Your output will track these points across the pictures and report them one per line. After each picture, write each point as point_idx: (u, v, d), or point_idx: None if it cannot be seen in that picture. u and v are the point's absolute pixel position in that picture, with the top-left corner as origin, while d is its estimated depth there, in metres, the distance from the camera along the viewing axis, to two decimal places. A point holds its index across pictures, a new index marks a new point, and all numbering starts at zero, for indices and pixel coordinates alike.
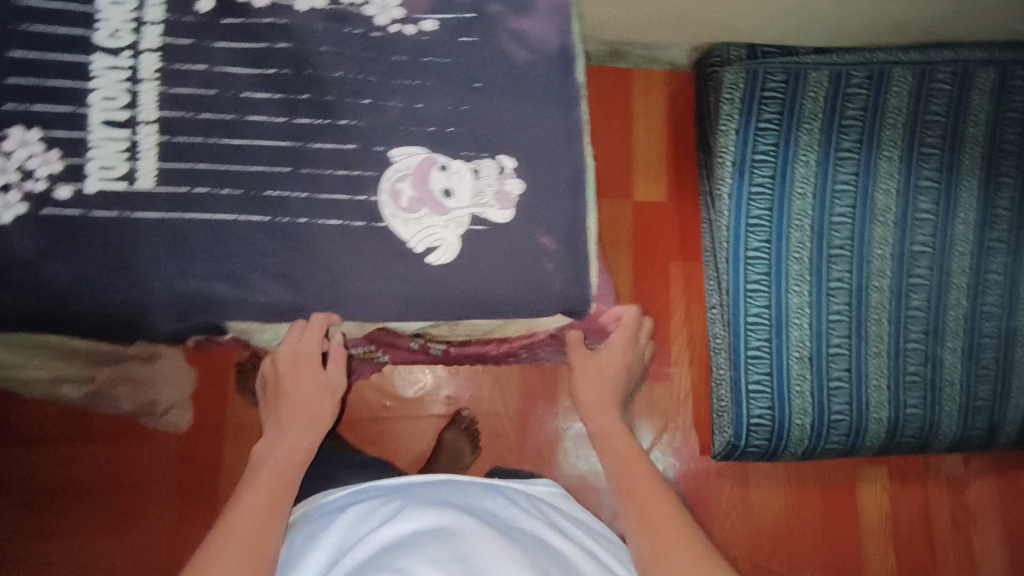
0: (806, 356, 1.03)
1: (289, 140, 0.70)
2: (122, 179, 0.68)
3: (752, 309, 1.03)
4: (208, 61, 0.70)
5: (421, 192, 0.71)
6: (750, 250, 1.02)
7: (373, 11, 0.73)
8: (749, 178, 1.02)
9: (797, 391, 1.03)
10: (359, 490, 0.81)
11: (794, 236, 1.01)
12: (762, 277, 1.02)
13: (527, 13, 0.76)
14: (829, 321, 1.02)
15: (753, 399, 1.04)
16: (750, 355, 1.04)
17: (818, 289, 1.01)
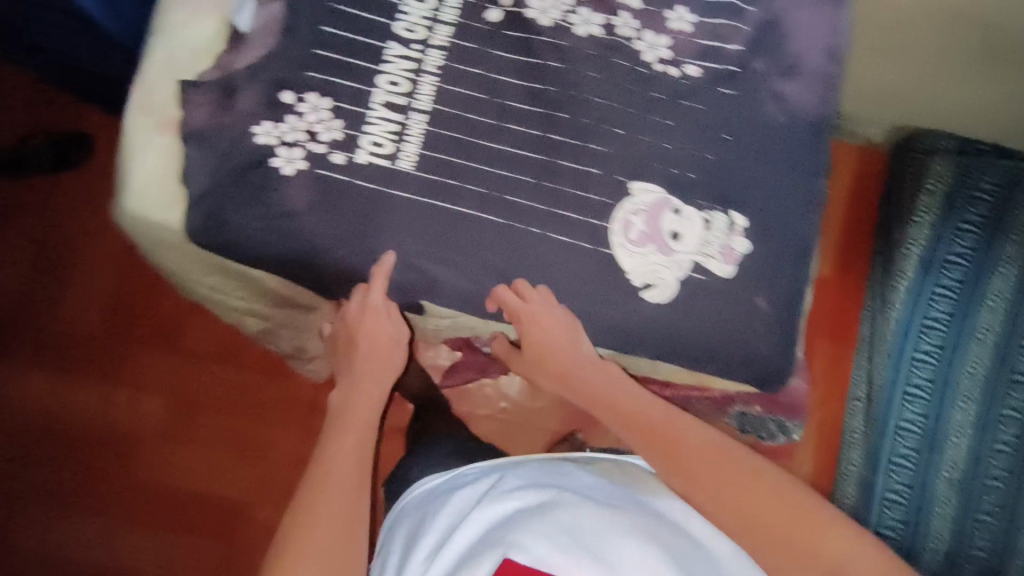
0: (956, 480, 1.12)
1: (539, 153, 0.74)
2: (387, 157, 0.74)
3: (908, 411, 1.19)
4: (485, 67, 0.75)
5: (652, 229, 0.73)
6: (918, 350, 1.19)
7: (642, 47, 0.76)
8: (935, 281, 1.19)
9: (939, 511, 1.13)
10: (454, 475, 0.81)
11: (974, 351, 1.13)
12: (926, 382, 1.17)
13: (792, 76, 0.77)
14: (992, 448, 1.10)
15: (886, 506, 1.18)
16: (894, 454, 1.19)
17: (987, 410, 1.11)
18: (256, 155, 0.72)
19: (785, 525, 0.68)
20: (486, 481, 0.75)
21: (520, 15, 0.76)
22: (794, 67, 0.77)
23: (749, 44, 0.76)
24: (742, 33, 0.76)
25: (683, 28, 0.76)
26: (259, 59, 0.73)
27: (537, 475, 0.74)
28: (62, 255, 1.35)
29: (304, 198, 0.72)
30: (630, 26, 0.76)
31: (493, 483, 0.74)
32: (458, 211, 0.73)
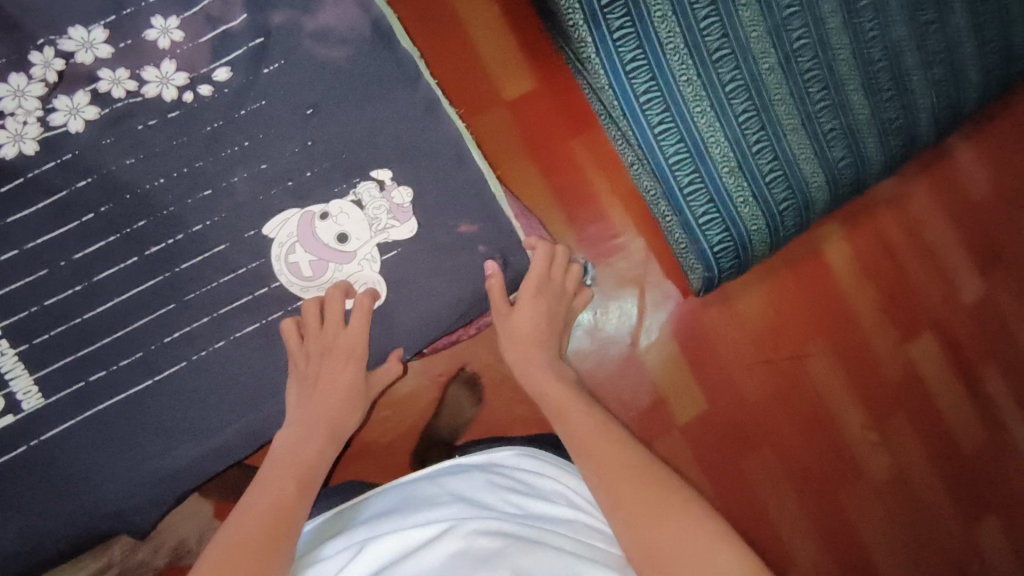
0: (796, 127, 0.93)
1: (156, 275, 0.62)
2: (7, 413, 0.59)
3: (697, 117, 0.89)
4: (13, 243, 0.59)
5: (316, 251, 0.65)
6: (666, 48, 0.87)
7: (155, 90, 0.62)
8: None
9: (773, 183, 0.93)
10: (330, 523, 0.60)
11: (700, 11, 0.87)
12: (694, 79, 0.88)
13: (317, 5, 0.65)
14: (804, 81, 0.92)
15: (737, 212, 0.93)
16: (686, 191, 0.91)
17: (751, 69, 0.90)
18: None
19: (663, 514, 0.50)
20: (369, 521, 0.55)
21: None
22: None
23: (250, 6, 0.64)
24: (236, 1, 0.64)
25: (176, 39, 0.62)
26: None
27: (407, 500, 0.58)
28: None
29: None
30: (121, 81, 0.61)
31: (379, 516, 0.57)
32: (124, 399, 0.61)
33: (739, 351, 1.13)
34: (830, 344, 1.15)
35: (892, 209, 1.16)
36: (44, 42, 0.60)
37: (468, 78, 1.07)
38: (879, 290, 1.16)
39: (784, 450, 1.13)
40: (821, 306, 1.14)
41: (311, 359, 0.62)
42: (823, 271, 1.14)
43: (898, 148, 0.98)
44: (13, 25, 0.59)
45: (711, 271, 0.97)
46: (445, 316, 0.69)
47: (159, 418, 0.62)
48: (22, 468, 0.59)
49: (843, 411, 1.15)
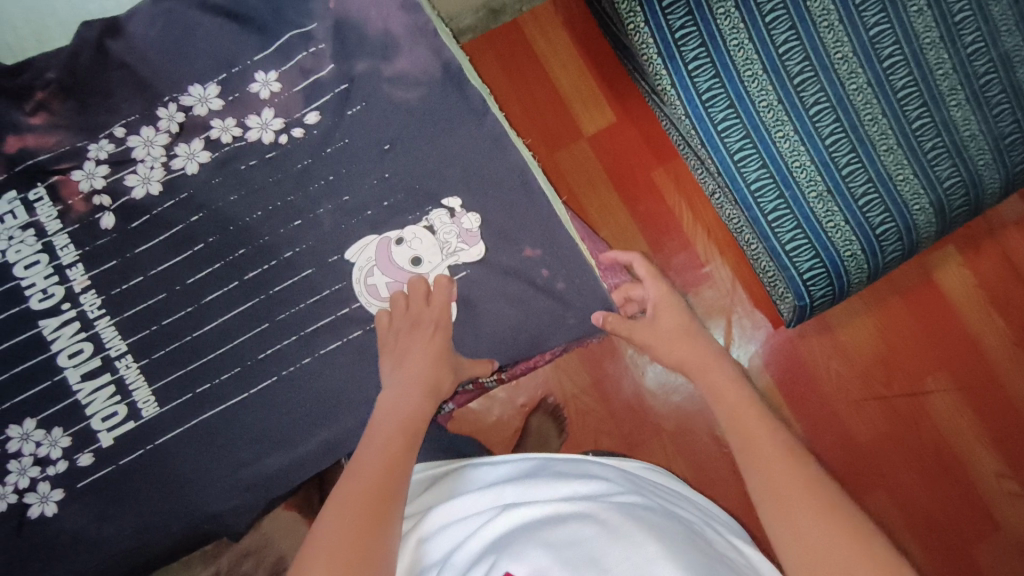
0: (893, 147, 0.89)
1: (253, 297, 0.69)
2: (128, 419, 0.67)
3: (782, 142, 0.87)
4: (140, 270, 0.68)
5: (392, 274, 0.70)
6: (745, 78, 0.86)
7: (257, 134, 0.71)
8: (709, 7, 0.85)
9: (869, 207, 0.88)
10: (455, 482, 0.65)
11: (781, 38, 0.86)
12: (776, 106, 0.87)
13: (394, 54, 0.72)
14: (899, 100, 0.88)
15: (831, 237, 0.88)
16: (772, 218, 0.88)
17: (838, 94, 0.87)
18: (9, 523, 0.65)
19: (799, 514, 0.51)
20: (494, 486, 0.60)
21: (127, 201, 0.69)
22: (389, 44, 0.72)
23: (336, 57, 0.72)
24: (325, 54, 0.72)
25: (275, 90, 0.71)
26: None
27: (529, 473, 0.62)
28: None
29: (88, 516, 0.66)
30: (229, 128, 0.70)
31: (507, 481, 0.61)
32: (222, 410, 0.68)
33: (844, 384, 1.10)
34: (948, 380, 1.09)
35: (1022, 233, 1.10)
36: (168, 99, 0.70)
37: (548, 116, 1.11)
38: (1012, 320, 1.10)
39: (899, 492, 1.08)
40: (934, 336, 1.10)
41: (399, 335, 0.66)
42: (937, 301, 1.10)
43: (1012, 164, 0.91)
44: (145, 86, 0.70)
45: (804, 299, 0.92)
46: (513, 335, 0.71)
47: (252, 427, 0.68)
48: (139, 470, 0.67)
49: (972, 454, 1.08)
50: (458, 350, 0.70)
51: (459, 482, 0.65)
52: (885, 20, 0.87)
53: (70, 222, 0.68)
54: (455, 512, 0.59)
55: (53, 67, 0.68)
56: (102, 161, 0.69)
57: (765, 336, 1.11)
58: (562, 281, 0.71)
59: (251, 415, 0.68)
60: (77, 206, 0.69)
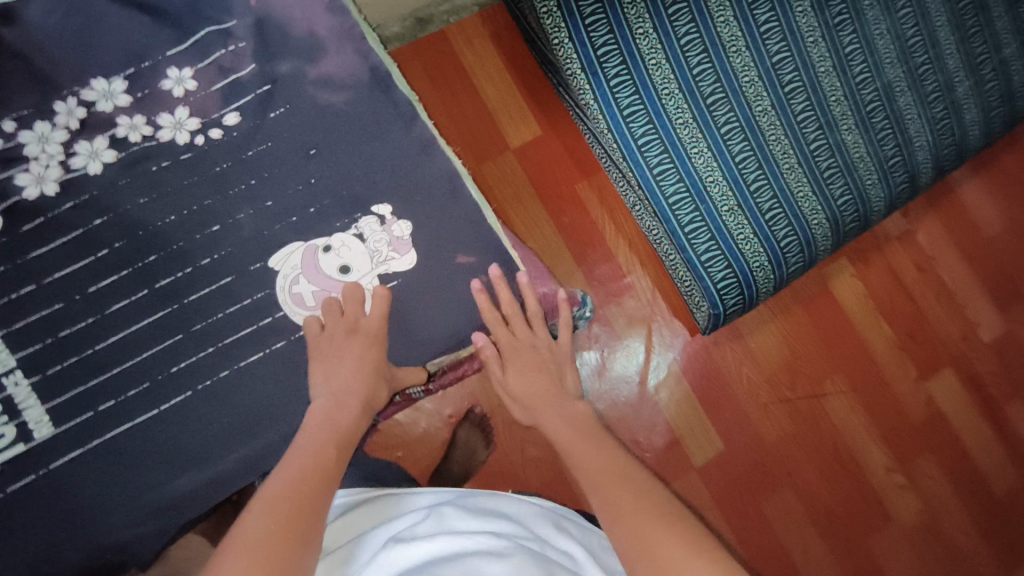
0: (794, 165, 0.95)
1: (166, 307, 0.65)
2: (17, 442, 0.61)
3: (697, 158, 0.92)
4: (34, 278, 0.62)
5: (318, 282, 0.67)
6: (662, 96, 0.90)
7: (169, 134, 0.66)
8: (630, 26, 0.88)
9: (774, 222, 0.94)
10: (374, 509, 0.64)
11: (693, 60, 0.91)
12: (691, 124, 0.91)
13: (320, 56, 0.70)
14: (798, 123, 0.95)
15: (742, 249, 0.94)
16: (689, 230, 0.92)
17: (746, 115, 0.93)
18: None
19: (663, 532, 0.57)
20: (411, 514, 0.60)
21: (19, 201, 0.63)
22: (314, 44, 0.70)
23: (258, 57, 0.69)
24: (246, 52, 0.68)
25: (190, 88, 0.67)
26: None
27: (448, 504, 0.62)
28: None
29: None
30: (138, 126, 0.66)
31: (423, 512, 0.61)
32: (129, 428, 0.63)
33: (754, 389, 1.16)
34: (843, 384, 1.18)
35: (901, 245, 1.21)
36: (70, 92, 0.65)
37: (476, 126, 1.12)
38: (895, 326, 1.20)
39: (804, 491, 1.15)
40: (830, 342, 1.18)
41: (329, 337, 0.65)
42: (833, 310, 1.19)
43: (894, 185, 1.00)
44: (42, 79, 0.64)
45: (718, 308, 0.96)
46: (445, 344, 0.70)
47: (163, 447, 0.63)
48: (31, 496, 0.60)
49: (864, 451, 1.17)
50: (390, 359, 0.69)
51: (381, 509, 0.64)
52: (785, 49, 0.94)
53: None
54: (366, 541, 0.58)
55: None
56: None
57: (682, 343, 1.15)
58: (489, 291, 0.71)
59: (161, 433, 0.63)
60: None
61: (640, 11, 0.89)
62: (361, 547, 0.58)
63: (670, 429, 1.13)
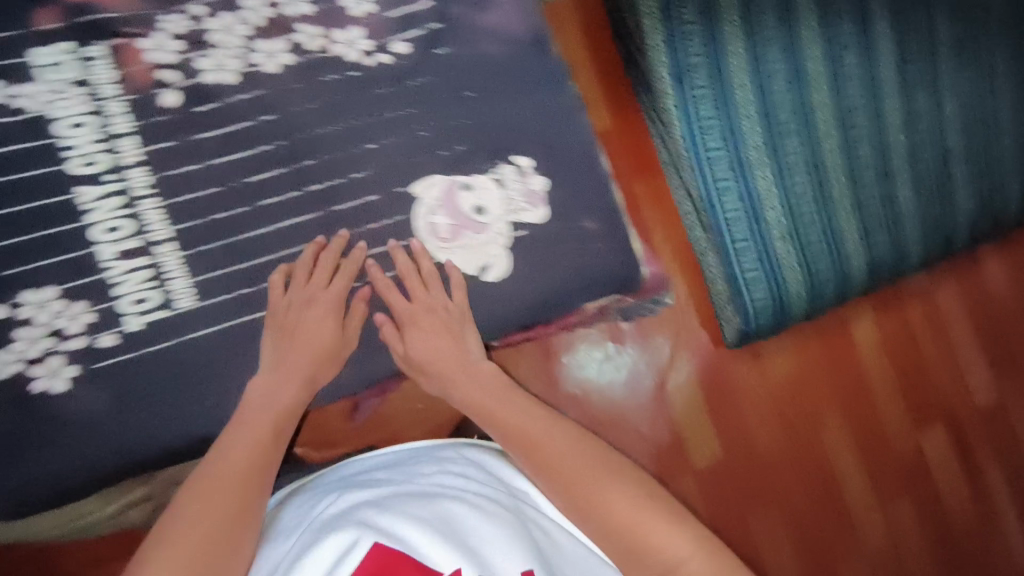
0: (847, 206, 0.99)
1: (312, 211, 0.68)
2: (162, 308, 0.64)
3: (761, 182, 0.96)
4: (200, 159, 0.66)
5: (456, 218, 0.71)
6: (739, 117, 0.95)
7: (342, 50, 0.69)
8: (720, 48, 0.94)
9: (817, 255, 0.99)
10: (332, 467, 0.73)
11: (774, 89, 0.95)
12: (760, 149, 0.95)
13: (490, 5, 0.73)
14: (859, 168, 0.99)
15: (782, 275, 0.98)
16: (737, 247, 0.97)
17: (812, 150, 0.97)
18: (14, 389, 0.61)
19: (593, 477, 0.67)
20: (366, 471, 0.70)
21: (197, 83, 0.66)
22: None
23: None
24: None
25: (368, 10, 0.70)
26: None
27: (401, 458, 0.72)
28: None
29: (101, 400, 0.63)
30: (316, 37, 0.69)
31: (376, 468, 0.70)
32: (259, 318, 0.67)
33: (763, 408, 1.22)
34: (843, 419, 1.25)
35: (920, 304, 1.28)
36: None
37: None
38: (900, 374, 1.27)
39: (789, 510, 1.22)
40: (838, 378, 1.25)
41: (292, 308, 0.67)
42: (848, 349, 1.25)
43: (933, 244, 1.04)
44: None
45: (748, 324, 1.02)
46: (552, 300, 0.74)
47: (287, 340, 0.67)
48: (165, 359, 0.64)
49: (850, 484, 1.24)
50: (503, 304, 0.73)
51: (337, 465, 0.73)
52: (861, 95, 0.97)
53: (131, 91, 0.64)
54: (342, 472, 0.71)
55: None
56: (178, 37, 0.65)
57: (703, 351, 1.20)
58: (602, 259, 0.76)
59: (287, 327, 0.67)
60: (140, 77, 0.64)
61: (732, 36, 0.94)
62: (334, 476, 0.71)
63: (693, 427, 1.19)
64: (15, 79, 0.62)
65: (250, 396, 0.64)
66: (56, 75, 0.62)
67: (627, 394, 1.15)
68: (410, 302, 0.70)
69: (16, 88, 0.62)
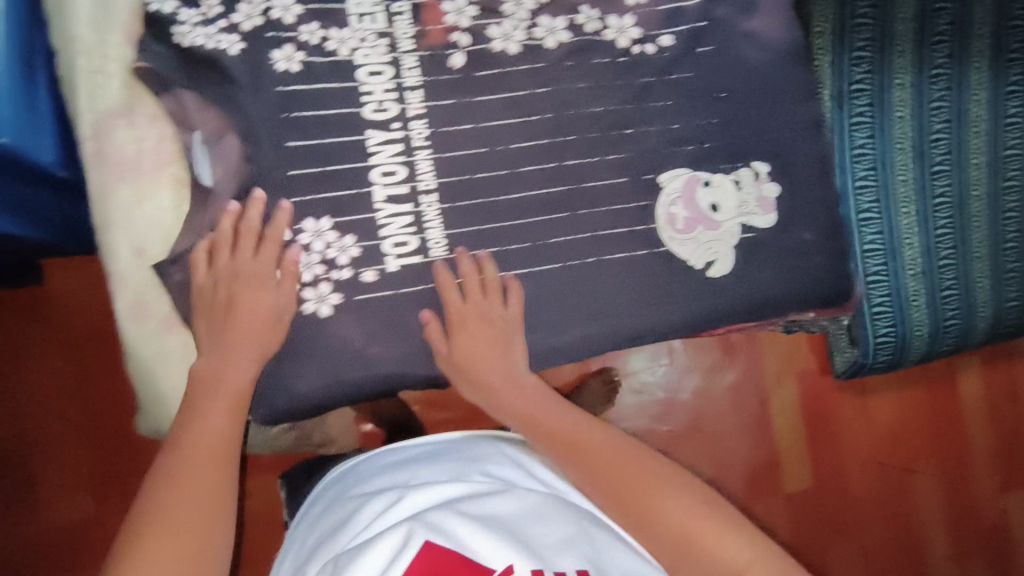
0: (986, 255, 0.94)
1: (563, 185, 0.71)
2: (417, 253, 0.67)
3: (901, 217, 0.93)
4: (472, 119, 0.69)
5: (693, 212, 0.73)
6: (893, 148, 0.92)
7: (613, 35, 0.72)
8: (890, 79, 0.91)
9: (946, 298, 0.95)
10: (375, 459, 0.73)
11: (931, 126, 0.91)
12: (904, 184, 0.93)
13: (754, 11, 0.76)
14: (1004, 218, 0.93)
15: (910, 312, 0.96)
16: (869, 279, 0.94)
17: (961, 192, 0.92)
18: (281, 309, 0.64)
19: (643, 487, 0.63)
20: (406, 471, 0.68)
21: (484, 48, 0.69)
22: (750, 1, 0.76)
23: None
24: None
25: (642, 1, 0.73)
26: (234, 209, 0.64)
27: (441, 455, 0.71)
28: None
29: (355, 330, 0.66)
30: (594, 20, 0.72)
31: (405, 465, 0.70)
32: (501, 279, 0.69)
33: (859, 444, 1.22)
34: (936, 469, 1.23)
35: None
36: None
37: None
38: (999, 433, 1.25)
39: (868, 552, 1.20)
40: (934, 426, 1.23)
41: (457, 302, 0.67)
42: (952, 400, 1.24)
43: None
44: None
45: (865, 358, 1.00)
46: (766, 306, 0.76)
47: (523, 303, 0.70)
48: (415, 303, 0.67)
49: (931, 539, 1.22)
50: (723, 303, 0.74)
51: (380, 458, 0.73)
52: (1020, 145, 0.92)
53: (424, 48, 0.68)
54: (366, 469, 0.71)
55: None
56: (473, 3, 0.69)
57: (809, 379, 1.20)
58: (819, 271, 0.77)
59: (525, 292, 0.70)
60: (434, 35, 0.68)
61: (905, 68, 0.91)
62: (372, 470, 0.71)
63: (808, 450, 1.19)
64: (329, 22, 0.67)
65: (242, 378, 0.62)
66: (360, 24, 0.67)
67: (755, 406, 1.17)
68: (465, 299, 0.67)
69: (329, 32, 0.67)
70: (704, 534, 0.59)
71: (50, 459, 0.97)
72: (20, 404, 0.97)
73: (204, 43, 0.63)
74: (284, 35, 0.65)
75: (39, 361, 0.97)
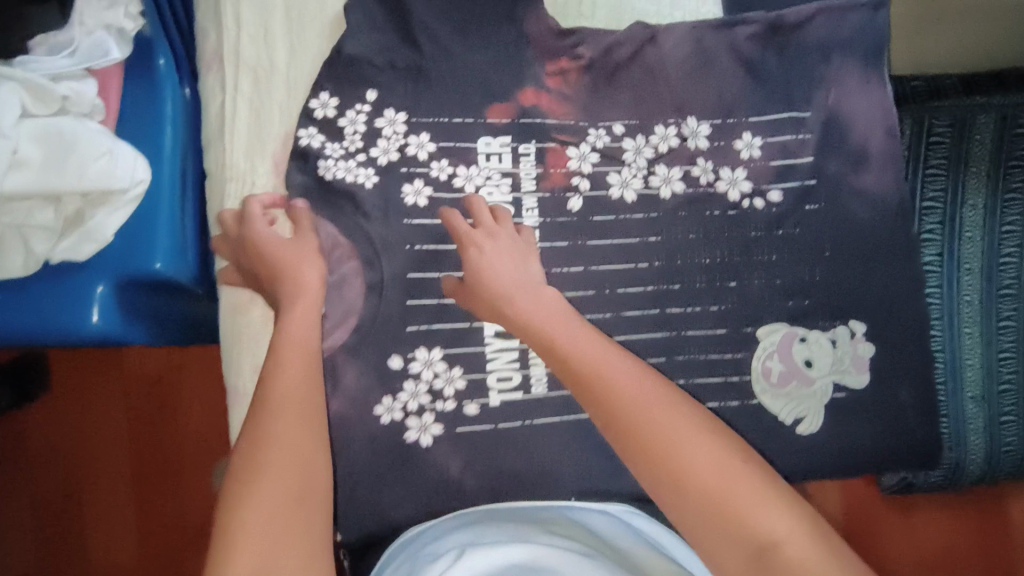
0: None
1: (664, 330, 0.72)
2: (519, 388, 0.69)
3: (971, 347, 0.78)
4: (583, 261, 0.71)
5: (787, 367, 0.74)
6: (965, 268, 0.77)
7: (725, 187, 0.75)
8: (962, 187, 0.77)
9: None
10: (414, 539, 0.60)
11: (1014, 243, 0.76)
12: (978, 310, 0.77)
13: (865, 166, 0.77)
14: None
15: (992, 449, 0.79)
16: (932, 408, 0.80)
17: None
18: (389, 439, 0.67)
19: (683, 438, 0.48)
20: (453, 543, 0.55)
21: (602, 194, 0.72)
22: (862, 157, 0.77)
23: (818, 151, 0.77)
24: (809, 142, 0.77)
25: (755, 155, 0.76)
26: (353, 335, 0.67)
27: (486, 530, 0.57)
28: (49, 500, 0.95)
29: (454, 457, 0.68)
30: (708, 171, 0.75)
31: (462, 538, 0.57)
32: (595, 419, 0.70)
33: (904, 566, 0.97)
34: None
35: None
36: (672, 120, 0.74)
37: None
38: None
39: None
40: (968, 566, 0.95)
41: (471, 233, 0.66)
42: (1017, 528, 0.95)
43: None
44: (652, 93, 0.73)
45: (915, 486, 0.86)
46: (854, 465, 0.75)
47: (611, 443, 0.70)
48: (509, 438, 0.68)
49: None
50: (809, 457, 0.74)
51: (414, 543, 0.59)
52: None
53: (544, 189, 0.71)
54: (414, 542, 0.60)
55: (596, 47, 0.72)
56: (597, 149, 0.72)
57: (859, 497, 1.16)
58: (908, 432, 0.76)
59: None
60: (556, 177, 0.71)
61: (982, 181, 0.76)
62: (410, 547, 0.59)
63: None
64: (458, 160, 0.69)
65: (296, 323, 0.57)
66: (488, 163, 0.70)
67: None
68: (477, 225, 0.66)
69: (457, 169, 0.69)
70: (752, 507, 0.44)
71: (96, 512, 0.95)
72: (76, 454, 0.96)
73: (340, 176, 0.66)
74: (415, 170, 0.68)
75: (103, 417, 0.96)
